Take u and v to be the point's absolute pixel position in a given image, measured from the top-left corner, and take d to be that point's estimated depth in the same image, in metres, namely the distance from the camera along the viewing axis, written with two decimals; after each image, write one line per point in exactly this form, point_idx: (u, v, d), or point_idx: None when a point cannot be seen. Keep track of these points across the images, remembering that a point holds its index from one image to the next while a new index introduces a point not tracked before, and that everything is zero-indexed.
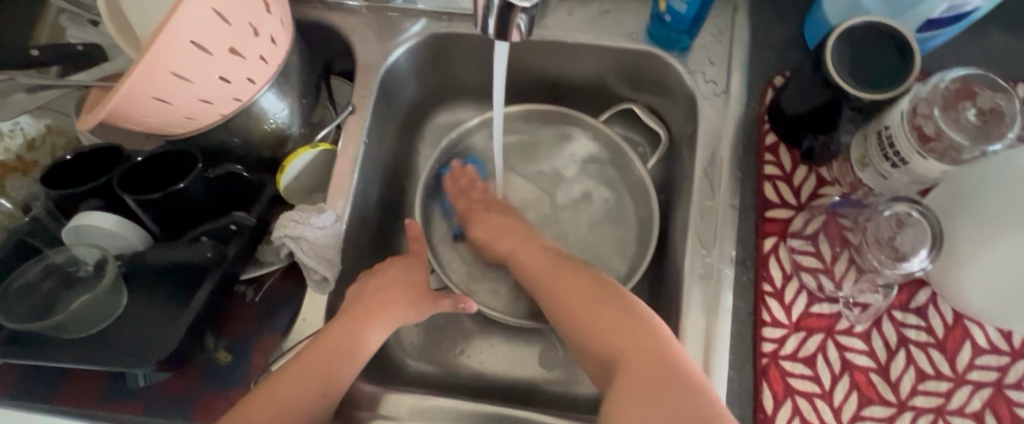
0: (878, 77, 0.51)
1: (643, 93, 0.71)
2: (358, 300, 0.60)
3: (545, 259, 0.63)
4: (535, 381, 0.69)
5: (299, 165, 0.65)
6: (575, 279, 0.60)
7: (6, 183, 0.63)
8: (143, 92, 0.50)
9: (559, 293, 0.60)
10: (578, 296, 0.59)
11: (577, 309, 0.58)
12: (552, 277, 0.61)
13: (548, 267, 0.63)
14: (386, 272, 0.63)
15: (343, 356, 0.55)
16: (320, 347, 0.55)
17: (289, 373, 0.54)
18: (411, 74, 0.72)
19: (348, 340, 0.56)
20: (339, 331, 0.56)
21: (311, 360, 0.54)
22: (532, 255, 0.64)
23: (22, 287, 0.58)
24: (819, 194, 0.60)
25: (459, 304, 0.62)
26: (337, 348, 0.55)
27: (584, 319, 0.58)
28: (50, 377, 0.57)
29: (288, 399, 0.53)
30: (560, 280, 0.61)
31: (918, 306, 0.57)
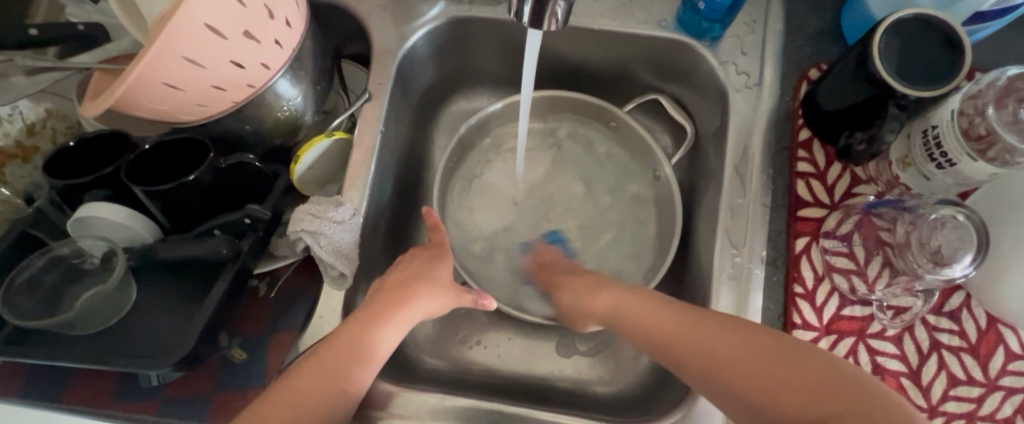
0: (929, 73, 0.49)
1: (671, 83, 0.68)
2: (375, 297, 0.58)
3: (630, 297, 0.56)
4: (552, 377, 0.68)
5: (314, 155, 0.62)
6: (670, 307, 0.53)
7: (6, 171, 0.59)
8: (150, 77, 0.47)
9: (658, 325, 0.52)
10: (687, 321, 0.51)
11: (691, 336, 0.50)
12: (645, 311, 0.54)
13: (630, 302, 0.56)
14: (411, 263, 0.62)
15: (362, 353, 0.53)
16: (340, 342, 0.53)
17: (306, 370, 0.52)
18: (428, 60, 0.69)
19: (367, 335, 0.55)
20: (360, 326, 0.55)
21: (330, 358, 0.53)
22: (612, 294, 0.58)
23: (26, 283, 0.55)
24: (853, 193, 0.58)
25: (479, 301, 0.61)
26: (356, 344, 0.54)
27: (710, 343, 0.48)
28: (56, 377, 0.55)
29: (307, 398, 0.51)
30: (655, 313, 0.53)
31: (951, 309, 0.56)
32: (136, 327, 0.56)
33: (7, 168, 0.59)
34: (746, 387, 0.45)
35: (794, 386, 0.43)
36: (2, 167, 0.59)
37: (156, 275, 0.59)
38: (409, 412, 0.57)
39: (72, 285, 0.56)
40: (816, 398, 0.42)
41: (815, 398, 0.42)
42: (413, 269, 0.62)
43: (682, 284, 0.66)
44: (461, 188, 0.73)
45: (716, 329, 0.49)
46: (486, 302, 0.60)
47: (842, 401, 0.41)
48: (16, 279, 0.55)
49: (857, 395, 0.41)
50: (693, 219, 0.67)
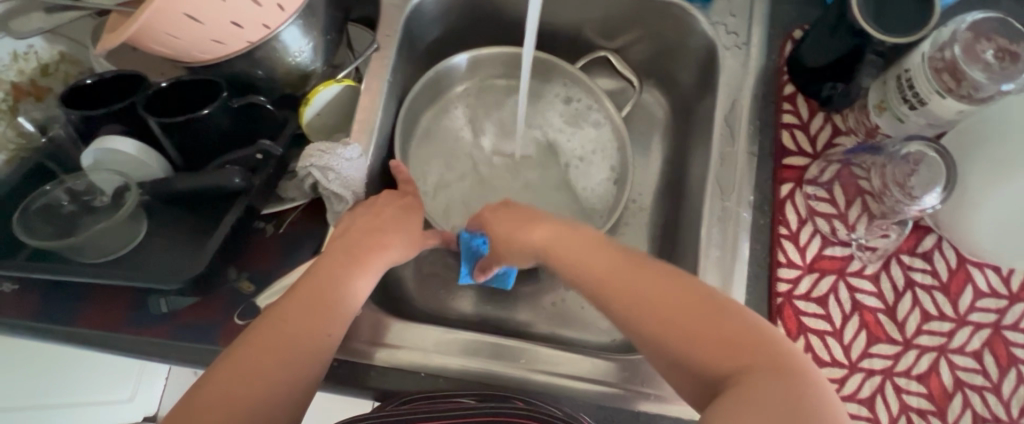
0: (903, 23, 0.53)
1: (663, 47, 0.72)
2: (347, 235, 0.57)
3: (558, 228, 0.54)
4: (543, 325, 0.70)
5: (322, 100, 0.64)
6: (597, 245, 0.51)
7: (21, 107, 0.61)
8: (174, 7, 0.49)
9: (590, 265, 0.49)
10: (602, 259, 0.49)
11: (619, 275, 0.47)
12: (569, 246, 0.52)
13: (552, 237, 0.54)
14: (383, 210, 0.60)
15: (341, 293, 0.53)
16: (317, 282, 0.53)
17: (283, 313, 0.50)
18: (434, 19, 0.72)
19: (341, 278, 0.54)
20: (335, 268, 0.54)
21: (309, 298, 0.52)
22: (558, 233, 0.54)
23: (43, 208, 0.57)
24: (834, 143, 0.62)
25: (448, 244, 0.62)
26: (332, 282, 0.53)
27: (622, 277, 0.47)
28: (69, 303, 0.56)
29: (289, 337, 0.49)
30: (580, 248, 0.51)
31: (925, 250, 0.60)
32: (146, 258, 0.58)
33: (21, 104, 0.61)
34: (657, 323, 0.43)
35: (691, 330, 0.42)
36: (17, 103, 0.60)
37: (169, 214, 0.60)
38: (413, 343, 0.59)
39: (85, 216, 0.58)
40: (700, 348, 0.41)
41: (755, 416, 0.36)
42: (387, 214, 0.60)
43: (674, 235, 0.68)
44: (445, 151, 0.76)
45: (635, 270, 0.47)
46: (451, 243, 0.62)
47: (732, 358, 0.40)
48: (33, 204, 0.57)
49: (747, 346, 0.40)
50: (684, 174, 0.70)
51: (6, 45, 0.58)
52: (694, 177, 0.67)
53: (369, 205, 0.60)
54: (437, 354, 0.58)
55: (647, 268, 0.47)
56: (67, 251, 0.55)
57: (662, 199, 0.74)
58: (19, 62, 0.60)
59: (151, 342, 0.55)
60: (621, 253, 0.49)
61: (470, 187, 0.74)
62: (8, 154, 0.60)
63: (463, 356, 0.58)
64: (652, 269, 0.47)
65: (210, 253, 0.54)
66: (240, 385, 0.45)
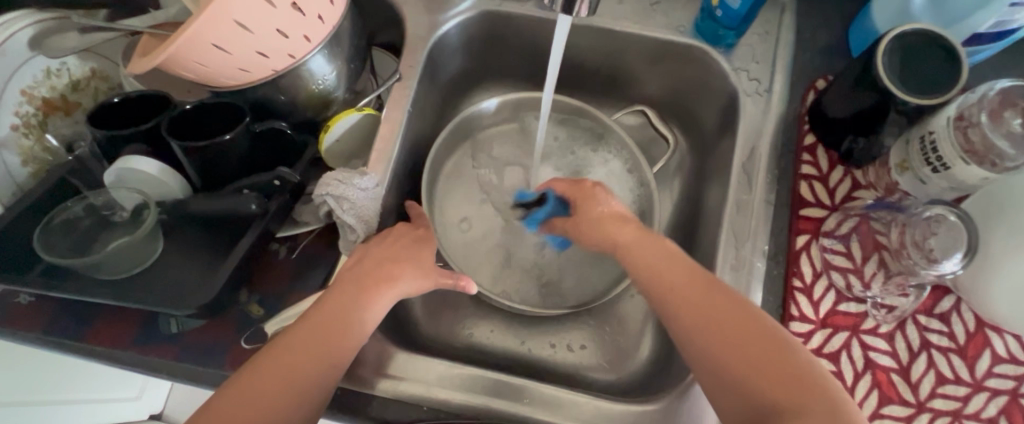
0: (925, 84, 0.53)
1: (683, 88, 0.72)
2: (359, 266, 0.58)
3: (647, 247, 0.55)
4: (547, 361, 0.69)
5: (342, 127, 0.65)
6: (692, 272, 0.51)
7: (50, 122, 0.62)
8: (205, 37, 0.50)
9: (665, 283, 0.51)
10: (703, 286, 0.50)
11: (687, 294, 0.50)
12: (661, 267, 0.52)
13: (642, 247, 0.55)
14: (397, 239, 0.61)
15: (351, 319, 0.54)
16: (326, 311, 0.54)
17: (294, 337, 0.52)
18: (457, 49, 0.72)
19: (350, 307, 0.55)
20: (347, 298, 0.55)
21: (318, 325, 0.53)
22: (639, 238, 0.56)
23: (62, 224, 0.58)
24: (853, 196, 0.61)
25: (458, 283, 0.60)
26: (344, 311, 0.54)
27: (698, 304, 0.49)
28: (80, 317, 0.57)
29: (297, 363, 0.50)
30: (659, 261, 0.53)
31: (942, 312, 0.58)
32: (160, 277, 0.58)
33: (49, 119, 0.62)
34: (735, 352, 0.46)
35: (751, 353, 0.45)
36: (47, 119, 0.62)
37: (186, 232, 0.61)
38: (417, 375, 0.59)
39: (103, 231, 0.60)
40: (753, 374, 0.45)
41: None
42: (399, 245, 0.60)
43: None
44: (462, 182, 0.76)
45: (716, 299, 0.49)
46: (466, 285, 0.60)
47: (806, 392, 0.43)
48: (54, 219, 0.58)
49: (812, 380, 0.43)
50: (699, 217, 0.69)
51: (39, 62, 0.60)
52: (709, 221, 0.66)
53: (383, 236, 0.61)
54: (441, 388, 0.58)
55: (726, 299, 0.49)
56: (84, 267, 0.56)
57: (675, 240, 0.73)
58: (51, 79, 0.62)
59: (158, 362, 0.55)
60: (703, 277, 0.51)
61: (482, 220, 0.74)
62: (34, 167, 0.61)
63: (467, 392, 0.58)
64: (727, 299, 0.49)
65: (223, 276, 0.55)
66: (258, 394, 0.48)
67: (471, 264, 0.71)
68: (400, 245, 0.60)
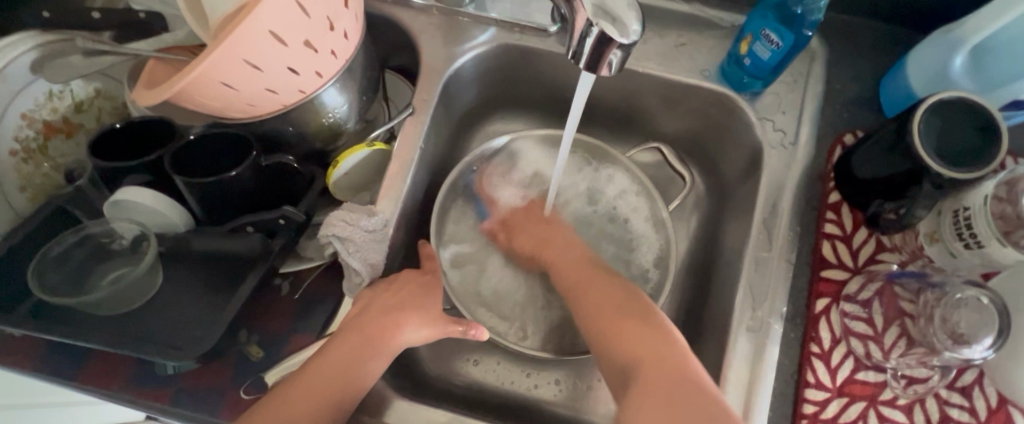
0: (958, 155, 0.51)
1: (706, 131, 0.69)
2: (363, 315, 0.56)
3: (595, 286, 0.60)
4: (545, 405, 0.65)
5: (352, 162, 0.62)
6: (625, 302, 0.57)
7: (51, 146, 0.61)
8: (212, 76, 0.48)
9: (601, 308, 0.57)
10: (628, 309, 0.56)
11: (612, 313, 0.56)
12: (602, 298, 0.58)
13: (588, 282, 0.61)
14: (400, 289, 0.59)
15: (354, 373, 0.52)
16: (328, 363, 0.52)
17: (294, 387, 0.50)
18: (473, 80, 0.70)
19: (352, 361, 0.53)
20: (350, 350, 0.53)
21: (319, 379, 0.51)
22: (589, 277, 0.61)
23: (57, 257, 0.56)
24: (877, 259, 0.59)
25: (470, 331, 0.58)
26: (346, 365, 0.52)
27: (619, 323, 0.55)
28: (75, 354, 0.57)
29: (301, 415, 0.49)
30: (609, 299, 0.58)
31: (963, 385, 0.55)
32: (154, 316, 0.56)
33: (50, 142, 0.61)
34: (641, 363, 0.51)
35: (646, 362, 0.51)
36: (47, 141, 0.60)
37: (185, 266, 0.59)
38: None
39: (100, 263, 0.59)
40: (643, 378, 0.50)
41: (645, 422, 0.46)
42: (405, 292, 0.59)
43: (695, 330, 0.64)
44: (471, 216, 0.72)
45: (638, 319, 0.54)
46: (476, 333, 0.58)
47: (672, 400, 0.47)
48: (50, 252, 0.56)
49: (686, 391, 0.47)
50: (713, 267, 0.66)
51: (41, 85, 0.59)
52: (723, 274, 0.63)
53: (390, 282, 0.59)
54: None
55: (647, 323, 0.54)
56: (80, 305, 0.54)
57: (686, 286, 0.70)
58: (53, 100, 0.60)
59: (154, 405, 0.55)
60: (634, 301, 0.57)
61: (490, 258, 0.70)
62: (31, 192, 0.60)
63: None
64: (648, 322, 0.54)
65: (225, 321, 0.54)
66: None
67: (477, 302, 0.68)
68: (406, 294, 0.58)
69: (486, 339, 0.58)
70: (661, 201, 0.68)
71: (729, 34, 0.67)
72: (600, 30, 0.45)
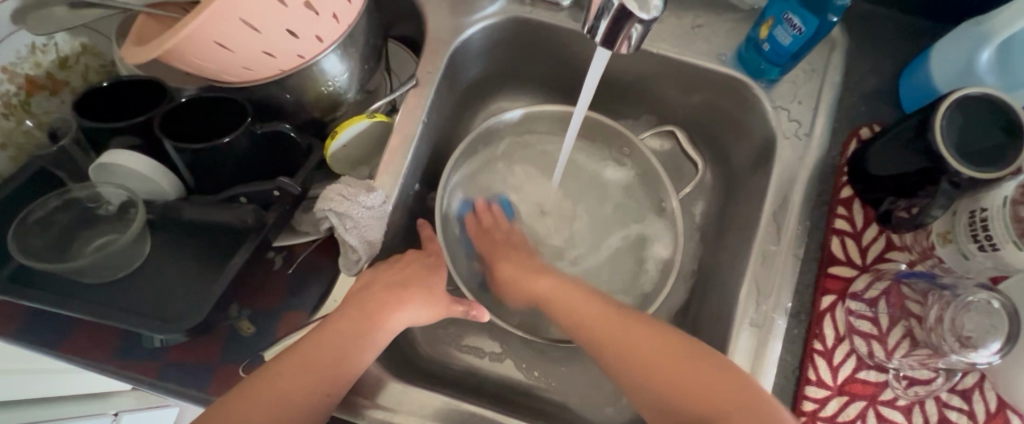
0: (977, 155, 0.49)
1: (718, 117, 0.67)
2: (364, 292, 0.54)
3: (603, 312, 0.56)
4: (540, 392, 0.64)
5: (351, 134, 0.59)
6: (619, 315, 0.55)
7: (34, 102, 0.57)
8: (207, 34, 0.45)
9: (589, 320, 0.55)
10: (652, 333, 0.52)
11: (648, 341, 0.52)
12: (621, 327, 0.54)
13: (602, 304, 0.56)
14: (407, 265, 0.58)
15: (351, 349, 0.50)
16: (321, 342, 0.50)
17: (287, 363, 0.49)
18: (480, 54, 0.67)
19: (350, 341, 0.51)
20: (348, 328, 0.52)
21: (312, 357, 0.49)
22: (593, 305, 0.57)
23: (40, 221, 0.54)
24: (886, 257, 0.58)
25: (470, 312, 0.57)
26: (341, 343, 0.50)
27: (622, 336, 0.53)
28: (56, 324, 0.55)
29: (289, 393, 0.47)
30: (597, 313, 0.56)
31: (964, 388, 0.54)
32: (142, 287, 0.54)
33: (33, 99, 0.57)
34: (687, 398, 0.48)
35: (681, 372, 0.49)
36: (30, 98, 0.57)
37: (176, 234, 0.57)
38: (408, 409, 0.53)
39: (84, 229, 0.57)
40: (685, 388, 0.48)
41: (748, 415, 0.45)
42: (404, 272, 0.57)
43: (698, 322, 0.63)
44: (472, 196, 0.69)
45: (670, 346, 0.51)
46: (478, 314, 0.57)
47: (698, 389, 0.47)
48: (31, 215, 0.53)
49: (709, 390, 0.47)
50: (718, 258, 0.65)
51: (24, 37, 0.55)
52: (728, 268, 0.62)
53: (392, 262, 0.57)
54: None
55: (681, 347, 0.50)
56: (65, 273, 0.52)
57: (688, 277, 0.68)
58: (36, 54, 0.57)
59: (139, 378, 0.54)
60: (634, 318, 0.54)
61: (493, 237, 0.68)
62: (13, 151, 0.57)
63: None
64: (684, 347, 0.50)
65: (214, 295, 0.51)
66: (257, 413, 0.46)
67: (478, 280, 0.65)
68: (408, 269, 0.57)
69: (486, 320, 0.58)
70: (672, 186, 0.65)
71: (748, 17, 0.65)
72: (620, 4, 0.43)
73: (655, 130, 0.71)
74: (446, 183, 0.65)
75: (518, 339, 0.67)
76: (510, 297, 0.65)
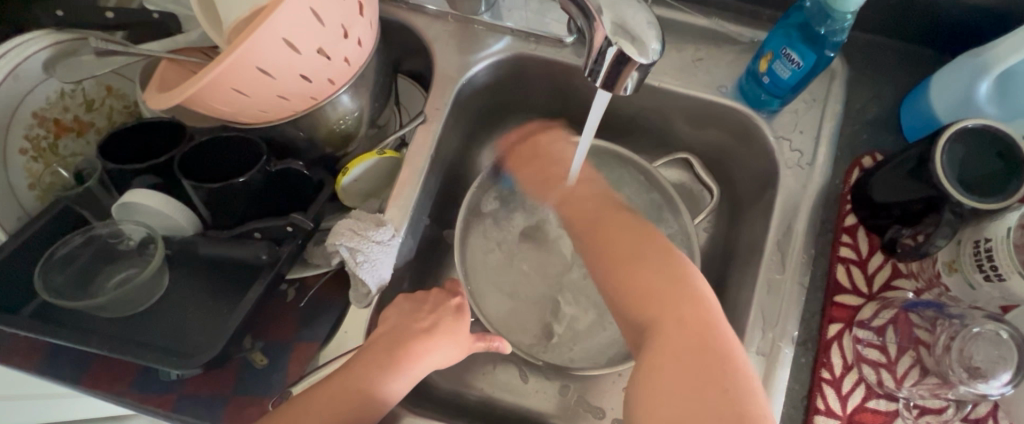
0: (977, 184, 0.50)
1: (722, 145, 0.67)
2: (388, 331, 0.56)
3: (638, 236, 0.56)
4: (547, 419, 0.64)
5: (362, 169, 0.61)
6: (651, 243, 0.55)
7: (61, 144, 0.60)
8: (225, 81, 0.48)
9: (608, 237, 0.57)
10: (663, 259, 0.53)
11: (656, 303, 0.50)
12: (634, 245, 0.55)
13: (643, 249, 0.54)
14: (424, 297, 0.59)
15: (371, 382, 0.52)
16: (346, 377, 0.52)
17: (315, 397, 0.51)
18: (486, 89, 0.69)
19: (372, 377, 0.52)
20: (373, 364, 0.53)
21: (335, 391, 0.51)
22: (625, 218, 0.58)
23: (63, 258, 0.56)
24: (892, 285, 0.58)
25: (492, 343, 0.59)
26: (363, 376, 0.52)
27: (631, 254, 0.54)
28: (76, 358, 0.57)
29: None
30: (629, 241, 0.56)
31: (978, 417, 0.53)
32: (159, 320, 0.56)
33: (60, 141, 0.60)
34: (664, 327, 0.49)
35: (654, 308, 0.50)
36: (58, 140, 0.60)
37: (191, 268, 0.59)
38: None
39: (107, 264, 0.60)
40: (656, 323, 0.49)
41: (685, 365, 0.46)
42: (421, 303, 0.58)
43: None
44: (482, 227, 0.70)
45: (670, 279, 0.51)
46: (499, 346, 0.59)
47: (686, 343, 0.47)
48: (55, 254, 0.56)
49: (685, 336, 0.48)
50: (725, 285, 0.65)
51: (52, 84, 0.58)
52: (736, 296, 0.62)
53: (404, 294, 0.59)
54: None
55: (678, 283, 0.51)
56: (87, 308, 0.54)
57: None
58: (65, 99, 0.60)
59: (156, 410, 0.55)
60: (657, 244, 0.55)
61: (505, 265, 0.70)
62: (40, 191, 0.60)
63: None
64: (681, 287, 0.51)
65: (229, 329, 0.53)
66: None
67: (493, 308, 0.67)
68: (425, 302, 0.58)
69: (508, 351, 0.59)
70: (685, 209, 0.66)
71: (748, 49, 0.66)
72: (618, 49, 0.44)
73: (668, 156, 0.71)
74: (463, 214, 0.67)
75: (527, 367, 0.67)
76: (522, 325, 0.67)
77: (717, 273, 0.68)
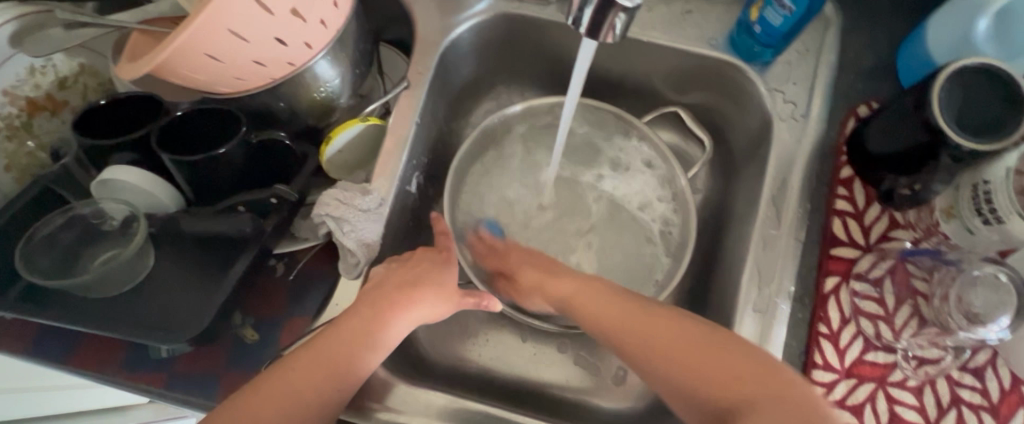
0: (977, 126, 0.48)
1: (715, 101, 0.66)
2: (377, 291, 0.54)
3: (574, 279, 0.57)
4: (545, 386, 0.64)
5: (346, 137, 0.60)
6: (610, 291, 0.55)
7: (35, 123, 0.59)
8: (195, 45, 0.46)
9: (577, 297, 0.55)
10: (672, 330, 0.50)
11: (687, 350, 0.48)
12: (591, 295, 0.55)
13: (604, 299, 0.54)
14: (417, 266, 0.58)
15: (360, 347, 0.51)
16: (332, 341, 0.51)
17: (300, 360, 0.49)
18: (471, 52, 0.67)
19: (354, 347, 0.51)
20: (357, 330, 0.52)
21: (315, 361, 0.49)
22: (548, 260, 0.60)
23: (45, 239, 0.56)
24: (889, 236, 0.57)
25: (481, 303, 0.57)
26: (353, 339, 0.51)
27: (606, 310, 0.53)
28: (62, 340, 0.57)
29: (304, 392, 0.48)
30: (585, 288, 0.56)
31: (977, 366, 0.52)
32: (145, 298, 0.55)
33: (34, 120, 0.59)
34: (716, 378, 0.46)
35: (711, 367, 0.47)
36: (31, 119, 0.59)
37: (175, 245, 0.58)
38: (413, 409, 0.53)
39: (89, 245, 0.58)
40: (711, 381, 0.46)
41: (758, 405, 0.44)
42: (412, 272, 0.57)
43: (703, 309, 0.63)
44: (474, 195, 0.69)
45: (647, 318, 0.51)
46: (490, 304, 0.57)
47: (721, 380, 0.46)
48: (37, 235, 0.55)
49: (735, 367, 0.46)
50: (721, 244, 0.64)
51: (21, 60, 0.56)
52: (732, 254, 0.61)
53: (393, 264, 0.58)
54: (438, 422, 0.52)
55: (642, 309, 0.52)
56: (74, 288, 0.53)
57: (693, 266, 0.67)
58: (35, 76, 0.58)
59: (148, 389, 0.55)
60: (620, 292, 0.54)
61: None
62: (17, 172, 0.58)
63: None
64: (653, 314, 0.52)
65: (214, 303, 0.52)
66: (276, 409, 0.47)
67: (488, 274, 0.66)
68: (420, 270, 0.58)
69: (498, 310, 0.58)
70: (681, 172, 0.64)
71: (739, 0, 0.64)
72: None
73: (661, 113, 0.69)
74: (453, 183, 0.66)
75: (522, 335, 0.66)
76: None
77: (713, 233, 0.67)
